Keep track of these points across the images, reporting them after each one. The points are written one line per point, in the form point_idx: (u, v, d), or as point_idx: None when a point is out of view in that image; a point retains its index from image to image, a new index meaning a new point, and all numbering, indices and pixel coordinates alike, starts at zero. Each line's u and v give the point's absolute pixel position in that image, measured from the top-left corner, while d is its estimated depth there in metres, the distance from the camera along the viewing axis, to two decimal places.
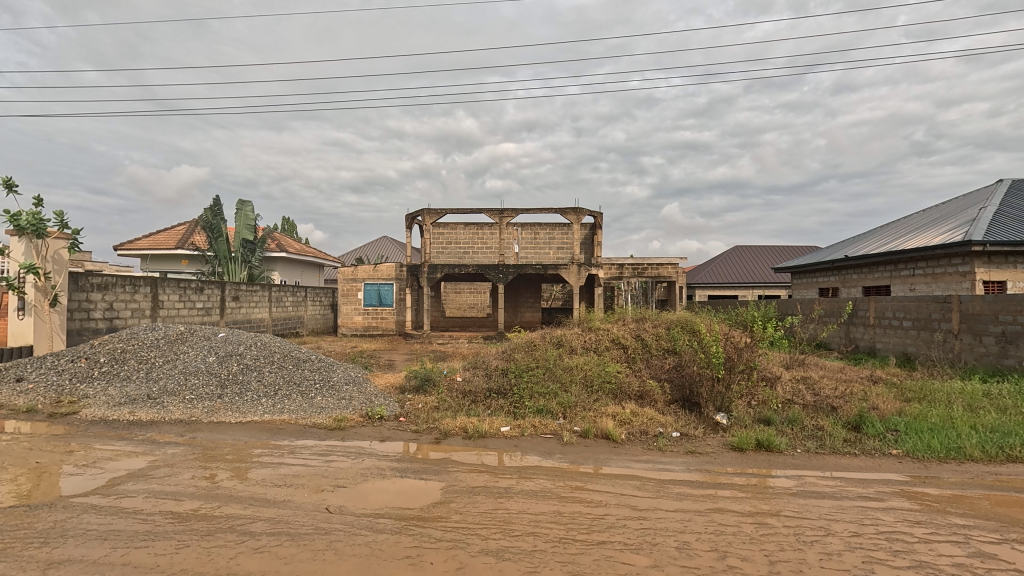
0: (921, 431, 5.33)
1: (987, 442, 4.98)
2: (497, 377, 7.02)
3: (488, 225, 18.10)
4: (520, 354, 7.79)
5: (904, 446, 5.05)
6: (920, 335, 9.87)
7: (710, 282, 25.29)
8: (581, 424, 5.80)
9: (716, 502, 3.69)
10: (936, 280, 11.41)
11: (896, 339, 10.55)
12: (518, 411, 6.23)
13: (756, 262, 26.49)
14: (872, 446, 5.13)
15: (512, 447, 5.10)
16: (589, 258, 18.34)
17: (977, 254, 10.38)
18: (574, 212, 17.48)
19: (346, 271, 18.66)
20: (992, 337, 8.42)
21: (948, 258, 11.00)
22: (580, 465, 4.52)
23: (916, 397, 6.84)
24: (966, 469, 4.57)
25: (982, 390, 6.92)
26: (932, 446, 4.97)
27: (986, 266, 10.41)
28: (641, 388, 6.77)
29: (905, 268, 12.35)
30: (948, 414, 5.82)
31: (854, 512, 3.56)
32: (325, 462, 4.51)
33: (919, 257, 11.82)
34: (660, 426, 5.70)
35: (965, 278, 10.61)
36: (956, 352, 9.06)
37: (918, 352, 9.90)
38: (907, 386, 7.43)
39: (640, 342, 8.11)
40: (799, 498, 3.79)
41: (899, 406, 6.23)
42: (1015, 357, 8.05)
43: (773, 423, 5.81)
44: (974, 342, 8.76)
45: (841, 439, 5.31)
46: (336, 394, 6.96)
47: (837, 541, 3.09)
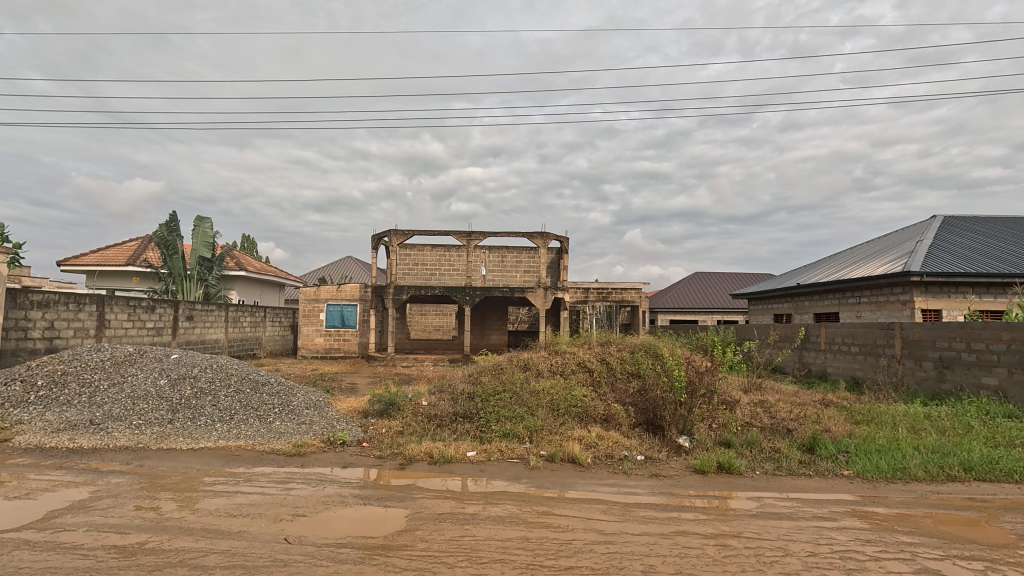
0: (870, 452, 5.58)
1: (929, 463, 5.26)
2: (463, 401, 6.95)
3: (455, 247, 18.11)
4: (487, 377, 7.75)
5: (854, 467, 5.29)
6: (866, 359, 10.41)
7: (672, 307, 25.96)
8: (548, 448, 5.81)
9: (678, 524, 3.75)
10: (880, 308, 12.11)
11: (845, 363, 11.07)
12: (485, 435, 6.18)
13: (715, 289, 27.49)
14: (825, 467, 5.33)
15: (478, 472, 5.04)
16: (556, 283, 18.55)
17: (916, 284, 11.07)
18: (541, 236, 17.72)
19: (308, 291, 18.19)
20: (931, 363, 8.98)
21: (890, 286, 11.71)
22: (545, 490, 4.50)
23: (864, 420, 7.17)
24: (910, 488, 4.81)
25: (923, 413, 7.31)
26: (880, 466, 5.21)
27: (924, 295, 11.11)
28: (606, 411, 6.84)
29: (852, 296, 13.07)
30: (893, 436, 6.14)
31: (809, 531, 3.69)
32: (284, 490, 4.33)
33: (865, 286, 12.53)
34: (625, 450, 5.77)
35: (906, 306, 11.29)
36: (899, 376, 9.57)
37: (865, 376, 10.42)
38: (857, 409, 7.77)
39: (605, 365, 8.23)
40: (759, 520, 3.91)
41: (849, 428, 6.52)
42: (951, 381, 8.60)
43: (734, 445, 5.98)
44: (915, 367, 9.30)
45: (796, 460, 5.51)
46: (296, 418, 6.72)
47: (795, 561, 3.18)
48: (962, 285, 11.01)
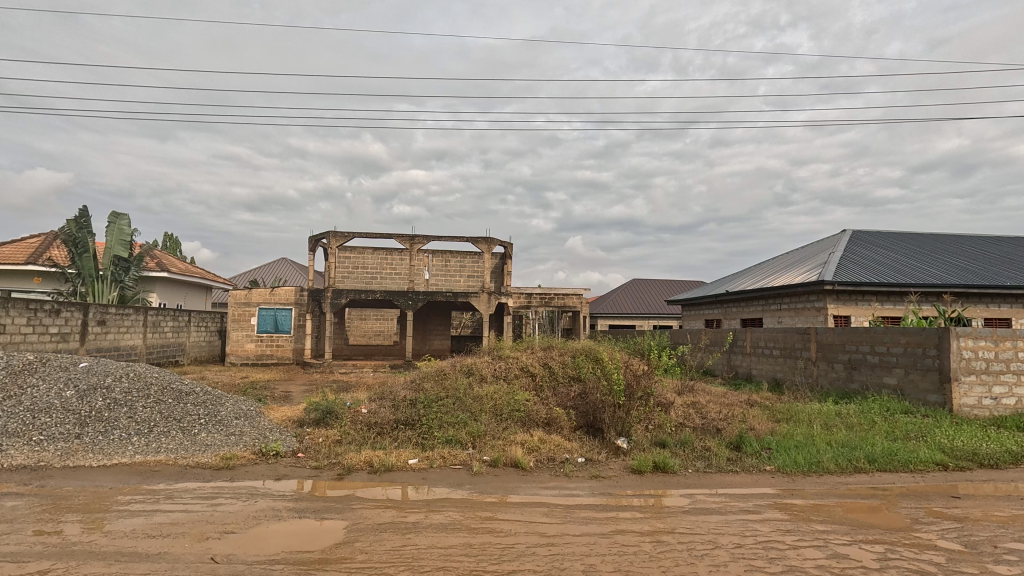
0: (789, 448, 6.02)
1: (839, 456, 5.75)
2: (405, 408, 6.81)
3: (398, 251, 17.78)
4: (429, 383, 7.65)
5: (775, 462, 5.68)
6: (786, 362, 11.21)
7: (611, 312, 26.75)
8: (490, 453, 5.82)
9: (616, 524, 3.87)
10: (798, 314, 13.09)
11: (768, 365, 11.86)
12: (427, 442, 6.11)
13: (652, 295, 28.62)
14: (750, 464, 5.69)
15: (419, 480, 4.96)
16: (499, 287, 18.62)
17: (828, 292, 12.07)
18: (485, 241, 17.75)
19: (239, 294, 17.20)
20: (841, 364, 9.82)
21: (807, 294, 12.69)
22: (488, 495, 4.51)
23: (784, 418, 7.72)
24: (824, 480, 5.23)
25: (835, 411, 7.97)
26: (798, 461, 5.63)
27: (835, 302, 12.13)
28: (548, 415, 6.94)
29: (774, 303, 14.04)
30: (809, 432, 6.64)
31: (736, 525, 3.92)
32: (210, 506, 4.06)
33: (785, 294, 13.50)
34: (566, 452, 5.88)
35: (820, 312, 12.27)
36: (815, 377, 10.38)
37: (786, 377, 11.22)
38: (778, 408, 8.35)
39: (547, 370, 8.35)
40: (691, 516, 4.11)
41: (771, 426, 7.00)
42: (858, 381, 9.44)
43: (668, 445, 6.25)
44: (827, 368, 10.13)
45: (725, 458, 5.85)
46: (224, 429, 6.33)
47: (723, 553, 3.37)
48: (867, 293, 12.12)
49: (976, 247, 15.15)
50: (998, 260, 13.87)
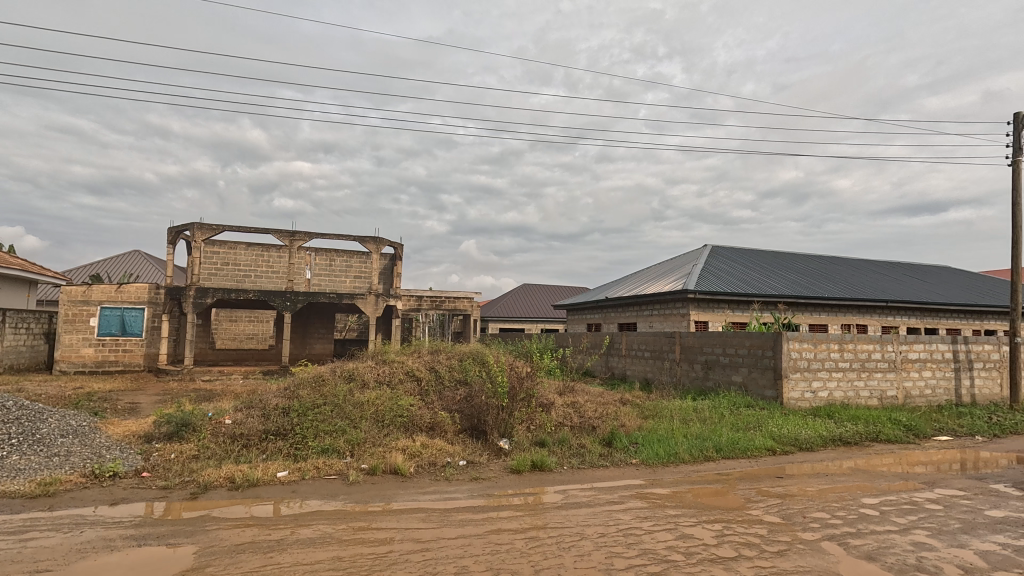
0: (653, 442, 6.61)
1: (693, 447, 6.45)
2: (276, 416, 6.32)
3: (276, 247, 16.48)
4: (305, 390, 7.17)
5: (640, 455, 6.21)
6: (655, 363, 12.30)
7: (501, 316, 27.27)
8: (369, 461, 5.63)
9: (493, 524, 3.95)
10: (666, 319, 14.44)
11: (640, 366, 12.93)
12: (300, 453, 5.73)
13: (540, 300, 29.69)
14: (619, 458, 6.16)
15: (289, 493, 4.64)
16: (388, 289, 18.08)
17: (691, 300, 13.49)
18: (374, 241, 17.14)
19: (74, 291, 14.73)
20: (699, 364, 11.01)
21: (674, 301, 14.05)
22: (364, 504, 4.35)
23: (650, 414, 8.47)
24: (679, 469, 5.83)
25: (692, 407, 8.92)
26: (659, 453, 6.22)
27: (696, 309, 13.59)
28: (432, 419, 6.88)
29: (647, 309, 15.34)
30: (670, 427, 7.37)
31: (602, 515, 4.22)
32: (19, 542, 3.42)
33: (656, 301, 14.82)
34: (448, 456, 5.89)
35: (684, 318, 13.66)
36: (678, 377, 11.53)
37: (654, 377, 12.31)
38: (646, 406, 9.12)
39: (433, 374, 8.28)
40: (563, 510, 4.34)
41: (638, 422, 7.63)
42: (712, 379, 10.66)
43: (547, 444, 6.54)
44: (688, 368, 11.30)
45: (597, 454, 6.27)
46: (44, 450, 5.37)
47: (588, 543, 3.60)
48: (722, 301, 13.75)
49: (804, 264, 17.92)
50: (819, 276, 16.54)
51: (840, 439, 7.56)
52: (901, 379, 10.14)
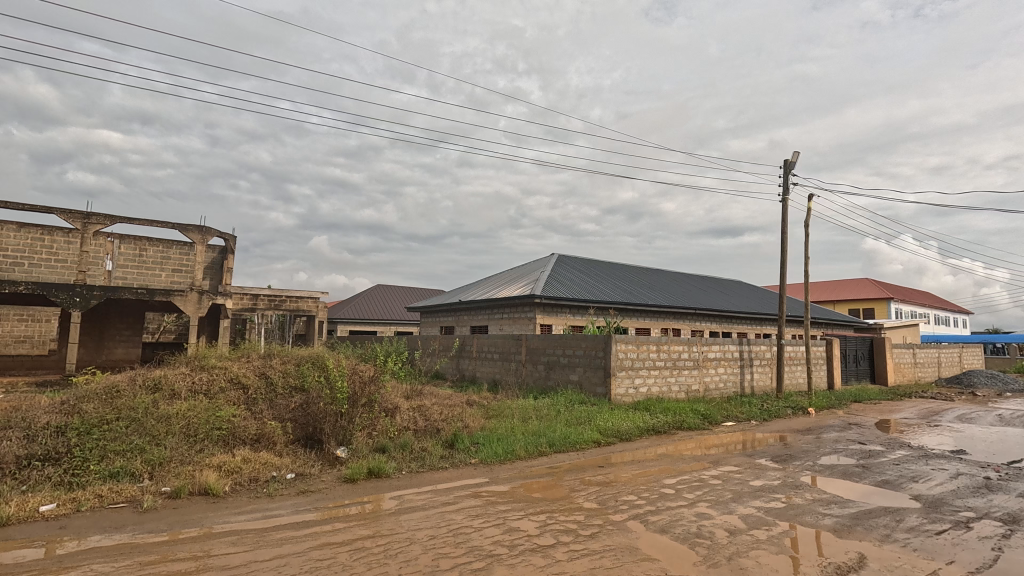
0: (493, 441, 6.86)
1: (529, 444, 6.84)
2: (46, 436, 5.16)
3: (62, 231, 13.54)
4: (92, 404, 5.98)
5: (480, 454, 6.40)
6: (502, 364, 12.78)
7: (351, 318, 25.91)
8: (174, 482, 4.90)
9: (317, 538, 3.72)
10: (514, 322, 15.11)
11: (488, 368, 13.32)
12: (78, 481, 4.76)
13: (393, 302, 28.91)
14: (459, 458, 6.27)
15: (57, 531, 3.82)
16: (215, 286, 16.01)
17: (537, 304, 14.33)
18: (199, 231, 15.04)
19: None
20: (542, 365, 11.73)
21: (522, 306, 14.77)
22: (161, 533, 3.77)
23: (493, 414, 8.76)
24: (515, 466, 6.13)
25: (533, 405, 9.44)
26: (498, 451, 6.47)
27: (541, 313, 14.46)
28: (259, 430, 6.24)
29: (497, 312, 15.89)
30: (511, 425, 7.72)
31: (435, 518, 4.25)
32: None
33: (506, 304, 15.44)
34: (275, 470, 5.40)
35: (531, 321, 14.44)
36: (522, 377, 12.13)
37: (501, 378, 12.78)
38: (490, 406, 9.42)
39: (264, 380, 7.52)
40: (395, 516, 4.27)
41: (482, 422, 7.84)
42: (553, 379, 11.42)
43: (387, 450, 6.38)
44: (532, 369, 11.96)
45: (438, 456, 6.29)
46: None
47: (417, 547, 3.59)
48: (564, 306, 14.85)
49: (633, 275, 20.22)
50: (645, 286, 18.80)
51: (653, 428, 8.65)
52: (702, 375, 11.99)
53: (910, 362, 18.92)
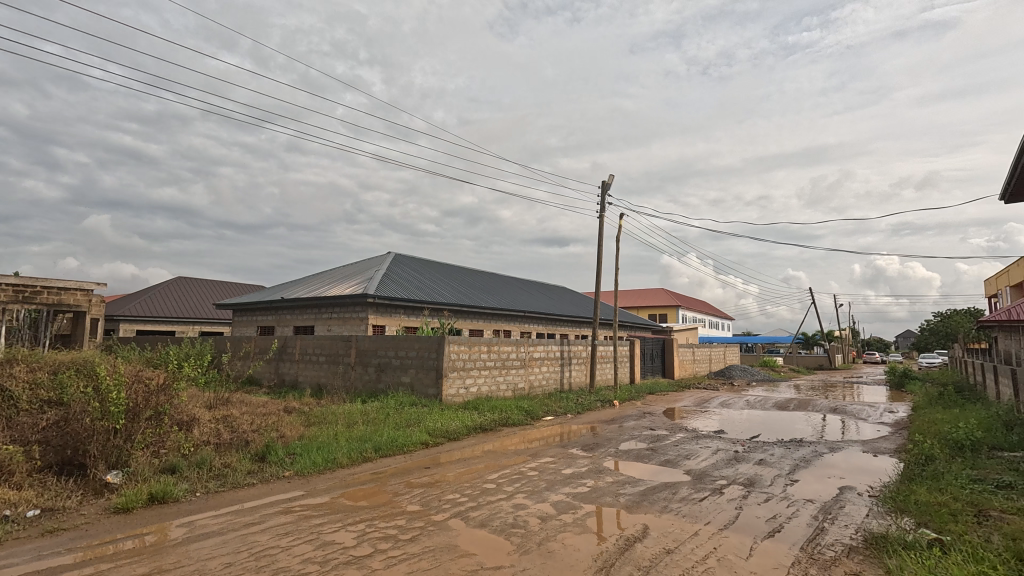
0: (312, 450, 6.37)
1: (353, 450, 6.51)
2: None
3: None
4: None
5: (296, 466, 5.87)
6: (329, 367, 11.96)
7: (139, 315, 21.69)
8: None
9: None
10: (344, 322, 14.29)
11: (312, 372, 12.34)
12: None
13: (198, 298, 25.04)
14: (270, 472, 5.67)
15: None
16: None
17: (370, 304, 13.76)
18: None
19: None
20: (372, 368, 11.28)
21: (353, 305, 14.04)
22: None
23: (315, 422, 8.14)
24: (335, 475, 5.77)
25: (360, 410, 9.00)
26: (317, 461, 6.02)
27: (374, 313, 13.93)
28: None
29: (325, 311, 14.84)
30: (333, 433, 7.26)
31: (233, 542, 3.77)
32: None
33: (335, 303, 14.51)
34: (8, 509, 4.22)
35: (362, 322, 13.80)
36: (351, 381, 11.52)
37: (327, 382, 11.94)
38: (312, 413, 8.72)
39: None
40: (183, 546, 3.68)
41: (300, 431, 7.21)
42: (383, 382, 11.07)
43: (179, 470, 5.48)
44: (362, 372, 11.43)
45: (245, 472, 5.61)
46: None
47: None
48: (398, 307, 14.53)
49: (469, 278, 20.72)
50: (479, 288, 19.40)
51: (481, 427, 8.94)
52: (527, 374, 12.79)
53: (690, 359, 22.82)
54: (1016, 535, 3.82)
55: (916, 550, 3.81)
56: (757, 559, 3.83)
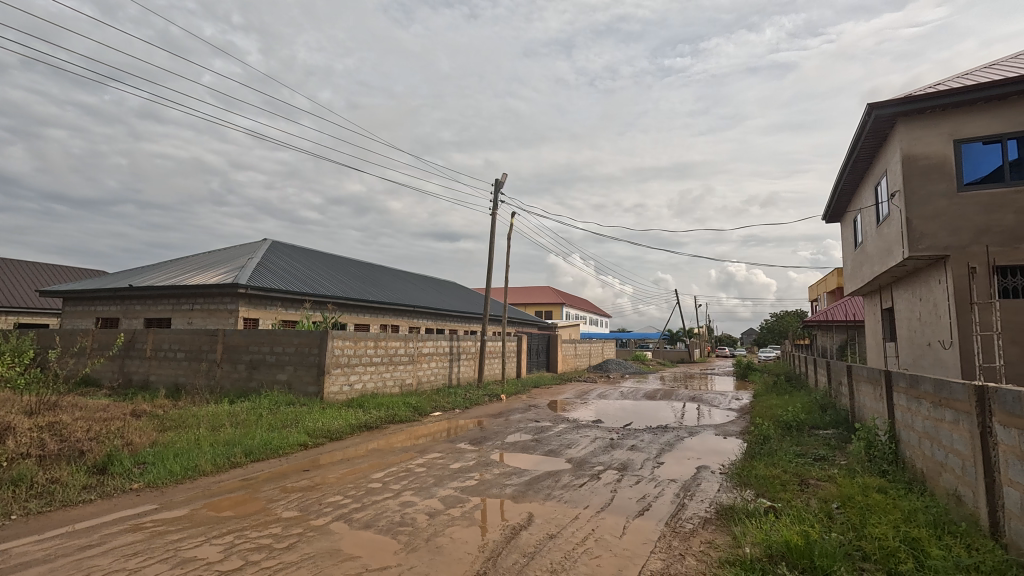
0: (167, 458, 5.64)
1: (218, 456, 5.88)
2: None
3: None
4: None
5: (145, 477, 5.16)
6: (189, 365, 10.67)
7: None
8: None
9: None
10: (209, 315, 12.85)
11: (167, 370, 10.91)
12: None
13: (15, 282, 20.84)
14: (112, 486, 4.92)
15: None
16: None
17: (241, 295, 12.52)
18: None
19: None
20: (243, 364, 10.29)
21: (221, 296, 12.66)
22: None
23: (171, 426, 7.22)
24: (195, 484, 5.17)
25: (227, 411, 8.17)
26: (173, 470, 5.34)
27: (246, 305, 12.70)
28: None
29: (186, 302, 13.21)
30: (194, 438, 6.49)
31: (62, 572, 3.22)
32: None
33: (198, 293, 12.97)
34: None
35: (231, 315, 12.51)
36: (216, 379, 10.41)
37: (186, 381, 10.65)
38: (168, 416, 7.72)
39: None
40: None
41: (152, 436, 6.34)
42: (256, 380, 10.16)
43: None
44: (230, 369, 10.37)
45: (78, 487, 4.80)
46: None
47: None
48: (275, 298, 13.41)
49: (356, 270, 19.79)
50: (366, 281, 18.62)
51: (365, 424, 8.60)
52: (415, 369, 12.57)
53: (572, 353, 24.12)
54: (828, 498, 4.62)
55: (756, 516, 4.42)
56: (630, 536, 4.18)
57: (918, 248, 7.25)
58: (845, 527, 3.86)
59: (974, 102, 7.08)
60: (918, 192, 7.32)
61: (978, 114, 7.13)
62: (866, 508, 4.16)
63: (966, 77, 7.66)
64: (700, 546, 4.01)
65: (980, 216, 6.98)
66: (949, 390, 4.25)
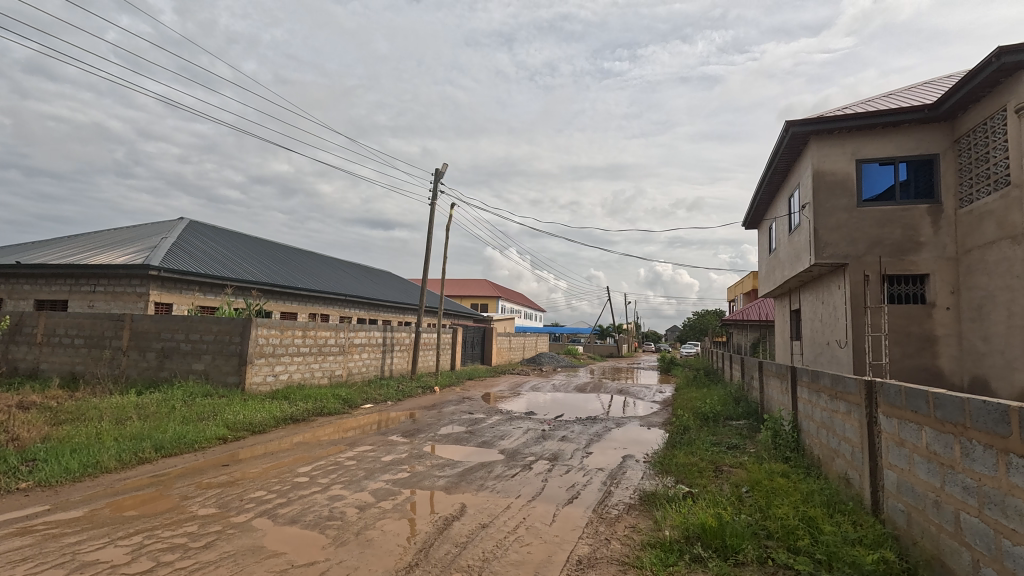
0: (63, 454, 5.12)
1: (123, 451, 5.42)
2: None
3: None
4: None
5: (36, 475, 4.66)
6: (89, 352, 9.69)
7: None
8: None
9: None
10: (114, 298, 11.74)
11: (62, 358, 9.86)
12: None
13: None
14: None
15: None
16: None
17: (152, 278, 11.51)
18: None
19: None
20: (153, 353, 9.50)
21: (128, 278, 11.58)
22: None
23: (68, 419, 6.55)
24: (97, 482, 4.74)
25: (134, 402, 7.53)
26: (70, 467, 4.86)
27: (158, 289, 11.71)
28: None
29: (86, 284, 11.98)
30: (95, 431, 5.95)
31: None
32: None
33: (102, 274, 11.80)
34: None
35: (141, 299, 11.49)
36: (121, 368, 9.54)
37: (85, 370, 9.68)
38: (63, 408, 6.99)
39: None
40: None
41: (44, 430, 5.73)
42: (169, 369, 9.43)
43: None
44: (138, 358, 9.54)
45: None
46: None
47: None
48: (191, 282, 12.45)
49: (283, 255, 18.79)
50: (294, 268, 17.73)
51: (291, 417, 8.24)
52: (346, 360, 12.19)
53: (507, 346, 24.34)
54: (739, 482, 5.02)
55: (675, 501, 4.73)
56: (559, 523, 4.32)
57: (822, 256, 7.98)
58: (753, 509, 4.23)
59: (874, 126, 7.84)
60: (825, 205, 8.05)
61: (877, 137, 7.93)
62: (771, 490, 4.57)
63: (869, 103, 8.49)
64: (624, 530, 4.23)
65: (873, 229, 7.81)
66: (843, 384, 4.75)
